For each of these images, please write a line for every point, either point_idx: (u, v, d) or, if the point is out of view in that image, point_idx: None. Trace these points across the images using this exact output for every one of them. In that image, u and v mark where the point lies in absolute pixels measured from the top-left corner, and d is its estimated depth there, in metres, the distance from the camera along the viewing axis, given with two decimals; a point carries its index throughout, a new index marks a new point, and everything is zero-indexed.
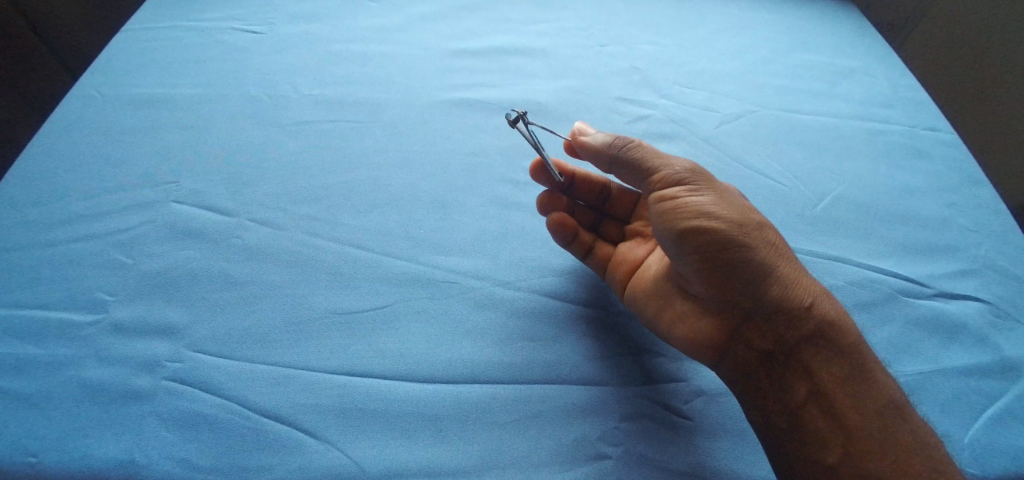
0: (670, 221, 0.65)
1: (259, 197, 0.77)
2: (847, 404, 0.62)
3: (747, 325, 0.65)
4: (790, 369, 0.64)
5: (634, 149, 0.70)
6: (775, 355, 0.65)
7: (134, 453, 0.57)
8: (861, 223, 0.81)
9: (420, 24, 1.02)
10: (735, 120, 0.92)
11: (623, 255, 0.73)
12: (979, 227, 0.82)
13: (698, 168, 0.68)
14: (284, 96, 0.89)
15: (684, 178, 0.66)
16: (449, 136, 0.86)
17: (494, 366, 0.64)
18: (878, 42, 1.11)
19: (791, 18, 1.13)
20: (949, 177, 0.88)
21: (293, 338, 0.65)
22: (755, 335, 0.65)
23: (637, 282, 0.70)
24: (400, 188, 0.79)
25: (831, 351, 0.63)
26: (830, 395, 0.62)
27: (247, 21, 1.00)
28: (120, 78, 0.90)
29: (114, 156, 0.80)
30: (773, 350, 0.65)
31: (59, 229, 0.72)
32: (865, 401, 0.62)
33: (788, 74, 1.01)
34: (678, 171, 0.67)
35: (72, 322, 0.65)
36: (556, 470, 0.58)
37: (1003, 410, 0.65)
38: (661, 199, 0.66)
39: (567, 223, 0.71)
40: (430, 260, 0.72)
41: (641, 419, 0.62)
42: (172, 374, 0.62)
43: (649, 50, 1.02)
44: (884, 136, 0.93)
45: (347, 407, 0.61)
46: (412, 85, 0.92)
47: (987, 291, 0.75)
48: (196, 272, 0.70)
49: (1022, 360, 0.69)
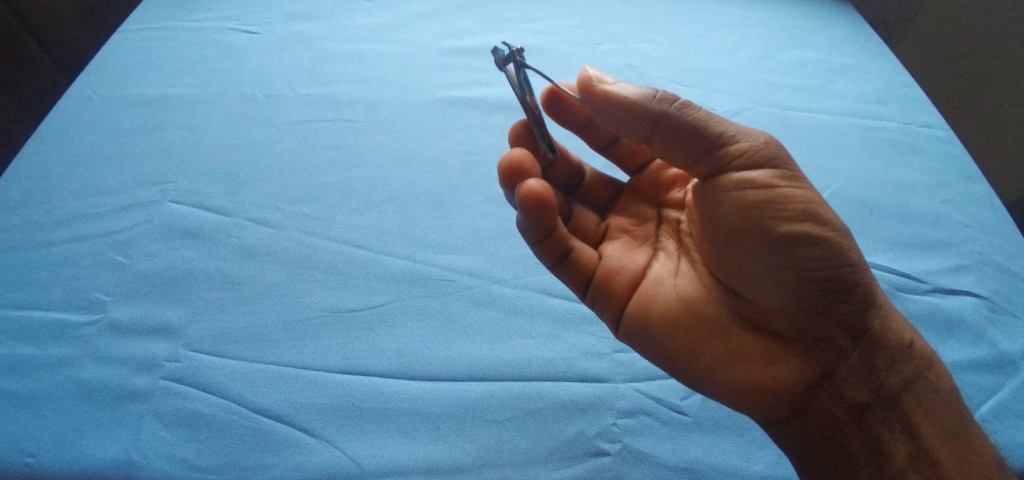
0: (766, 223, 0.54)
1: (254, 197, 0.77)
2: (951, 462, 0.54)
3: (841, 368, 0.57)
4: (887, 425, 0.57)
5: (694, 106, 0.56)
6: (871, 408, 0.57)
7: (132, 453, 0.57)
8: (856, 219, 0.81)
9: (415, 22, 1.02)
10: (730, 117, 0.92)
11: (619, 263, 0.63)
12: (973, 223, 0.82)
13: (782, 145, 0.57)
14: (280, 96, 0.89)
15: (779, 161, 0.55)
16: (445, 135, 0.86)
17: (492, 363, 0.64)
18: (872, 39, 1.11)
19: (785, 15, 1.13)
20: (944, 173, 0.88)
21: (290, 337, 0.65)
22: (846, 372, 0.57)
23: (670, 305, 0.60)
24: (397, 186, 0.79)
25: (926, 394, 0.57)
26: (935, 456, 0.55)
27: (242, 20, 1.00)
28: (116, 78, 0.90)
29: (111, 156, 0.80)
30: (869, 402, 0.57)
31: (56, 229, 0.72)
32: (961, 441, 0.55)
33: (782, 71, 1.02)
34: (770, 146, 0.55)
35: (70, 322, 0.65)
36: (553, 467, 0.59)
37: (998, 406, 0.65)
38: (747, 184, 0.54)
39: (542, 202, 0.55)
40: (426, 258, 0.72)
41: (639, 416, 0.62)
42: (170, 373, 0.62)
43: (644, 47, 1.02)
44: (878, 133, 0.93)
45: (346, 405, 0.61)
46: (408, 84, 0.92)
47: (981, 286, 0.75)
48: (193, 271, 0.69)
49: (1015, 355, 0.69)
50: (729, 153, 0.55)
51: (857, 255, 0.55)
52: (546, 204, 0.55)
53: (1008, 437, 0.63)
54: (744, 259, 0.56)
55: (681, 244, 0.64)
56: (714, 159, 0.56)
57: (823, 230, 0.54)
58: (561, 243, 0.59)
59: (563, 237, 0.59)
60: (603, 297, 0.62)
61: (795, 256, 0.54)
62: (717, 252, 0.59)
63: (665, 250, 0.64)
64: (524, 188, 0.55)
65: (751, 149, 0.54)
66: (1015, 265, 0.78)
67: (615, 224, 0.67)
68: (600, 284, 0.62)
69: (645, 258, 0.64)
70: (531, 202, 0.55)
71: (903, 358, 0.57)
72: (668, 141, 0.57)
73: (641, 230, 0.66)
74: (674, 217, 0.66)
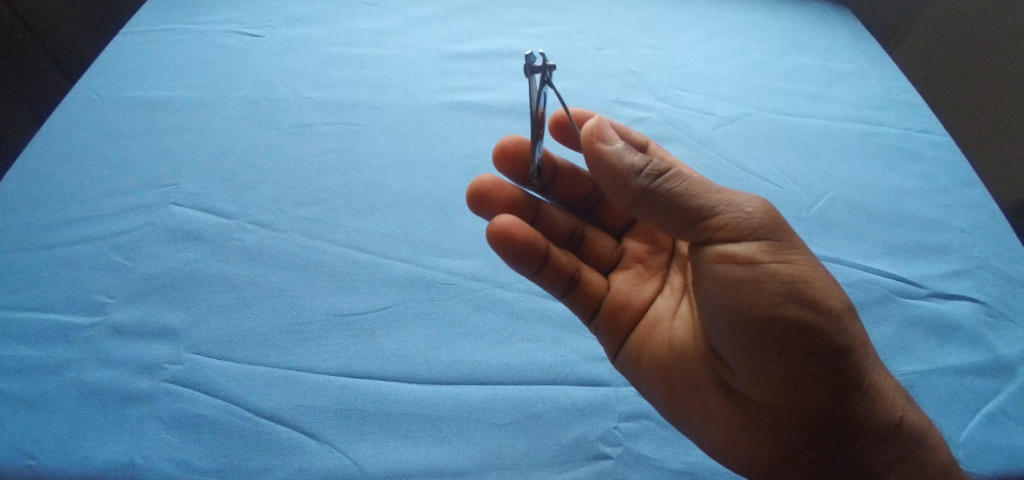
0: (739, 300, 0.54)
1: (259, 199, 0.77)
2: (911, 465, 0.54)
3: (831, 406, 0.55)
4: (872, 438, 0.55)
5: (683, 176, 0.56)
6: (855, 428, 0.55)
7: (136, 456, 0.57)
8: (856, 224, 0.82)
9: (419, 26, 1.02)
10: (729, 124, 0.93)
11: (626, 295, 0.67)
12: (971, 229, 0.83)
13: (781, 218, 0.55)
14: (282, 99, 0.89)
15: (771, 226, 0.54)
16: (448, 140, 0.86)
17: (496, 366, 0.64)
18: (870, 46, 1.12)
19: (783, 21, 1.14)
20: (942, 179, 0.89)
21: (297, 339, 0.65)
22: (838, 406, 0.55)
23: (650, 351, 0.63)
24: (400, 190, 0.79)
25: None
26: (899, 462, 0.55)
27: (244, 23, 1.00)
28: (117, 81, 0.90)
29: (113, 159, 0.80)
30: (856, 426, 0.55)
31: (58, 231, 0.72)
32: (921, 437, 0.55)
33: (782, 77, 1.02)
34: (757, 224, 0.53)
35: (73, 324, 0.65)
36: (556, 470, 0.59)
37: (994, 409, 0.65)
38: (727, 260, 0.54)
39: (508, 236, 0.61)
40: (431, 261, 0.72)
41: (640, 419, 0.62)
42: (173, 376, 0.62)
43: (645, 53, 1.03)
44: (876, 139, 0.94)
45: (350, 408, 0.61)
46: (410, 87, 0.92)
47: (978, 291, 0.75)
48: (196, 274, 0.70)
49: (1013, 360, 0.69)
50: (708, 227, 0.55)
51: (841, 340, 0.53)
52: (512, 238, 0.60)
53: (1005, 442, 0.63)
54: (723, 329, 0.56)
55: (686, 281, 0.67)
56: (696, 229, 0.55)
57: (808, 310, 0.52)
58: (559, 273, 0.65)
59: (558, 264, 0.64)
60: (605, 326, 0.66)
61: (760, 338, 0.53)
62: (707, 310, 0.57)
63: (672, 285, 0.68)
64: (500, 223, 0.60)
65: (733, 222, 0.54)
66: (1012, 271, 0.78)
67: (630, 251, 0.72)
68: (607, 312, 0.66)
69: (654, 290, 0.68)
70: (498, 235, 0.61)
71: (872, 436, 0.55)
72: (655, 208, 0.57)
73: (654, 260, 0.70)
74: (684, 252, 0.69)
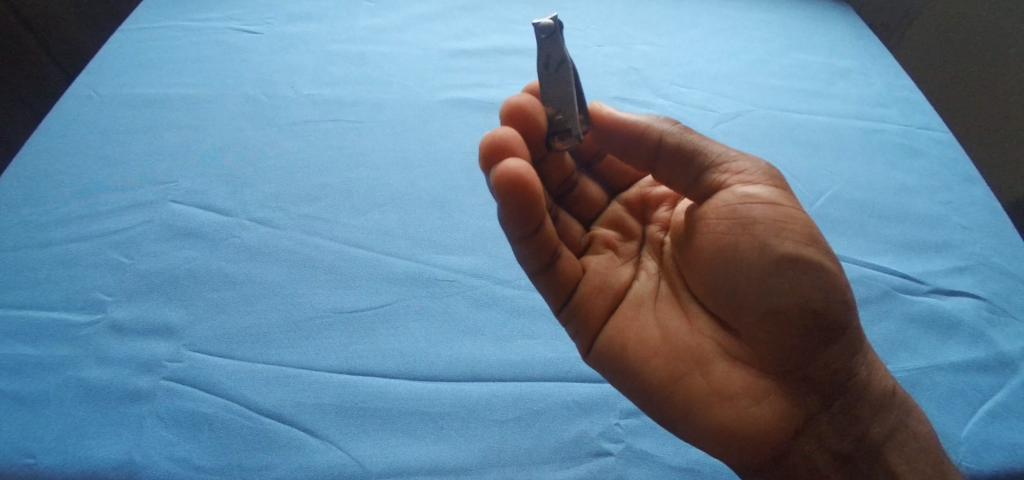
0: (765, 238, 0.53)
1: (259, 196, 0.77)
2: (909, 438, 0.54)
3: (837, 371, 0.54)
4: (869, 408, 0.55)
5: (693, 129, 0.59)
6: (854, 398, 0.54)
7: (135, 454, 0.57)
8: (857, 221, 0.81)
9: (419, 23, 1.02)
10: (731, 120, 0.92)
11: (603, 278, 0.59)
12: (972, 225, 0.82)
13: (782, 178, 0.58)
14: (281, 96, 0.89)
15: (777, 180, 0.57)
16: (448, 137, 0.86)
17: (497, 362, 0.64)
18: (871, 43, 1.12)
19: (784, 18, 1.14)
20: (944, 176, 0.89)
21: (298, 336, 0.65)
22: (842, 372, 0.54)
23: (642, 336, 0.56)
24: (400, 187, 0.79)
25: (872, 455, 0.54)
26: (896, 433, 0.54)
27: (244, 21, 1.00)
28: (116, 78, 0.89)
29: (112, 156, 0.80)
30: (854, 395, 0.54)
31: (57, 228, 0.72)
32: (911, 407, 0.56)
33: (783, 74, 1.02)
34: (769, 173, 0.56)
35: (72, 322, 0.65)
36: (557, 467, 0.58)
37: (996, 405, 0.65)
38: (750, 198, 0.54)
39: (517, 186, 0.50)
40: (431, 258, 0.72)
41: (640, 416, 0.62)
42: (172, 374, 0.61)
43: (645, 50, 1.02)
44: (877, 136, 0.94)
45: (350, 405, 0.61)
46: (410, 84, 0.92)
47: (979, 288, 0.75)
48: (195, 271, 0.69)
49: (1015, 356, 0.69)
50: (723, 170, 0.57)
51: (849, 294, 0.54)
52: (520, 186, 0.50)
53: (1006, 437, 0.63)
54: (739, 285, 0.54)
55: (663, 265, 0.61)
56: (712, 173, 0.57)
57: (825, 255, 0.53)
58: (546, 246, 0.54)
59: (549, 236, 0.54)
60: (582, 309, 0.58)
61: (781, 284, 0.52)
62: (723, 266, 0.54)
63: (648, 270, 0.61)
64: (509, 168, 0.50)
65: (747, 167, 0.56)
66: (1014, 267, 0.78)
67: (601, 235, 0.63)
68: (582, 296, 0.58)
69: (630, 275, 0.60)
70: (506, 180, 0.50)
71: (874, 404, 0.55)
72: (672, 153, 0.58)
73: (626, 247, 0.62)
74: (657, 237, 0.63)
